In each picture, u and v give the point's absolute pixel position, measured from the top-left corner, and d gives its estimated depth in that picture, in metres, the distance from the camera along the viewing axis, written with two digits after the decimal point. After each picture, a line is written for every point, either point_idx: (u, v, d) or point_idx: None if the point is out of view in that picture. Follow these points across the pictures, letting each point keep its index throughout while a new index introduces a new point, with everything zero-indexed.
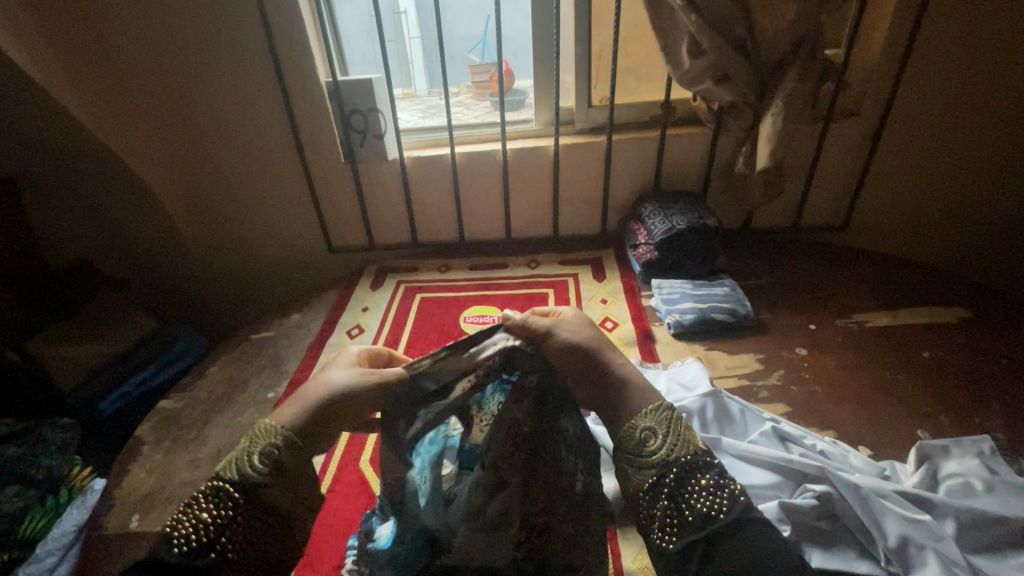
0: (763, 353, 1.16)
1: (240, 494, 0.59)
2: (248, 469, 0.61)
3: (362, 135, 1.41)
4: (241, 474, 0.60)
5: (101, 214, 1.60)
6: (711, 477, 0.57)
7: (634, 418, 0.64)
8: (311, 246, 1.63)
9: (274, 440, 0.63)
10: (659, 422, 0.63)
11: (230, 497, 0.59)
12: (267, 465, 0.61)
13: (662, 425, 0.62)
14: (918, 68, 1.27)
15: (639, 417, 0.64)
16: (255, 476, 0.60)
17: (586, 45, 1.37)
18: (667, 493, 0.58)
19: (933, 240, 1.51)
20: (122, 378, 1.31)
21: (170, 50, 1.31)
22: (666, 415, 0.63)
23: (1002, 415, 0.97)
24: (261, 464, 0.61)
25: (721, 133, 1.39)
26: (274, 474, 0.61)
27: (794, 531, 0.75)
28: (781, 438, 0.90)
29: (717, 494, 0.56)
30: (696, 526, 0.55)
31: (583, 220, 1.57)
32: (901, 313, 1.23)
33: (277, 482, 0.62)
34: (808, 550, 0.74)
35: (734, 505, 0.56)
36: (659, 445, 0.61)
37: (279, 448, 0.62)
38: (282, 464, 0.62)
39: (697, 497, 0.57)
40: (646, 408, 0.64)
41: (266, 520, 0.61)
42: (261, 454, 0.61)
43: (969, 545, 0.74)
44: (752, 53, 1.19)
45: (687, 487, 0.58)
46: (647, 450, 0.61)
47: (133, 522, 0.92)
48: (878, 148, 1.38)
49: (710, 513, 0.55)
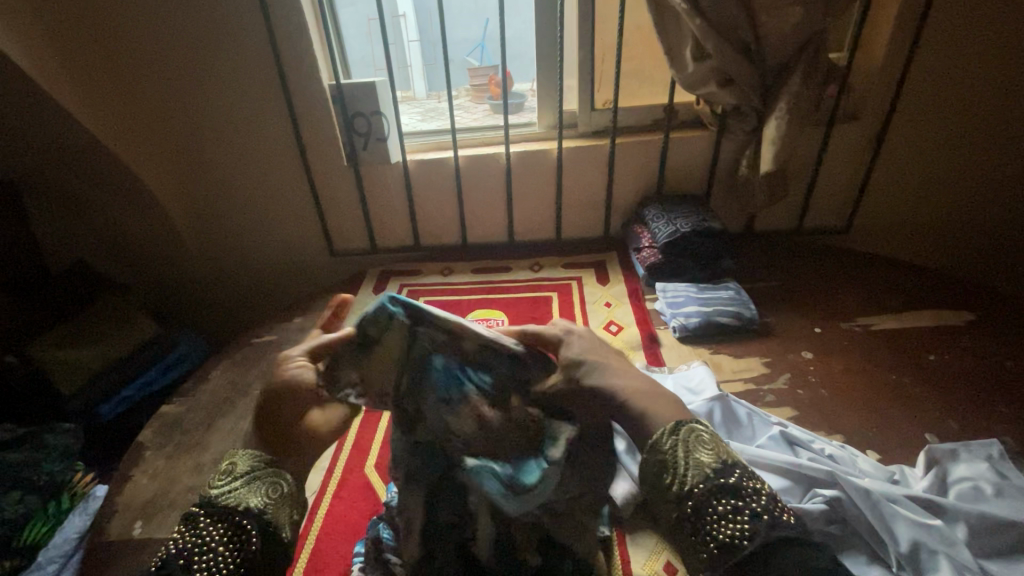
0: (769, 357, 1.15)
1: (205, 511, 0.58)
2: (210, 488, 0.59)
3: (365, 138, 1.40)
4: (206, 497, 0.59)
5: (101, 217, 1.59)
6: (729, 501, 0.53)
7: (648, 444, 0.58)
8: (312, 249, 1.62)
9: (230, 457, 0.62)
10: (671, 450, 0.56)
11: (196, 517, 0.57)
12: (227, 477, 0.60)
13: (674, 452, 0.56)
14: (921, 71, 1.27)
15: (650, 446, 0.58)
16: (219, 490, 0.59)
17: (589, 48, 1.37)
18: (690, 525, 0.54)
19: (934, 243, 1.51)
20: (123, 382, 1.31)
21: (171, 52, 1.31)
22: (677, 438, 0.57)
23: (1009, 419, 0.97)
24: (223, 479, 0.60)
25: (723, 136, 1.39)
26: (239, 478, 0.59)
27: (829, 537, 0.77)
28: (789, 442, 0.90)
29: (735, 519, 0.52)
30: (722, 557, 0.52)
31: (586, 223, 1.56)
32: (906, 317, 1.23)
33: (240, 485, 0.59)
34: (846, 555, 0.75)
35: (756, 531, 0.51)
36: (674, 475, 0.56)
37: (234, 461, 0.61)
38: (238, 469, 0.60)
39: (717, 525, 0.52)
40: (656, 435, 0.58)
41: (249, 525, 0.56)
42: (218, 471, 0.60)
43: (981, 550, 0.74)
44: (756, 57, 1.19)
45: (705, 518, 0.53)
46: (663, 482, 0.56)
47: (136, 528, 0.91)
48: (881, 151, 1.38)
49: (732, 541, 0.51)
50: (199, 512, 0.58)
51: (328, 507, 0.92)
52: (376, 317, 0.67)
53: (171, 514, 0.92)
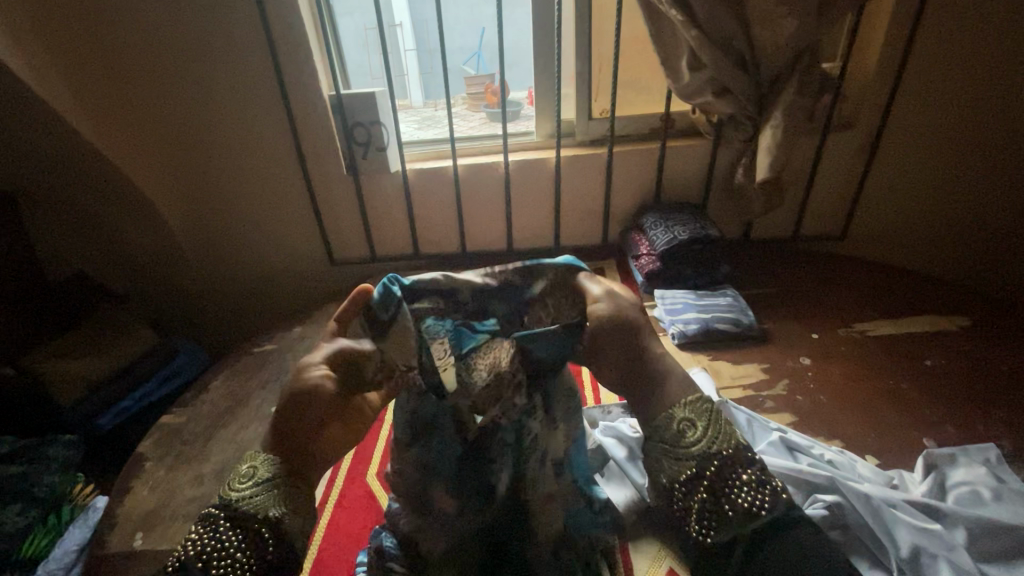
0: (768, 363, 1.16)
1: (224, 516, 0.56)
2: (230, 492, 0.57)
3: (365, 147, 1.41)
4: (227, 500, 0.56)
5: (99, 227, 1.59)
6: (754, 473, 0.55)
7: (670, 407, 0.59)
8: (311, 257, 1.62)
9: (251, 459, 0.58)
10: (699, 413, 0.58)
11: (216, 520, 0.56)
12: (248, 482, 0.57)
13: (701, 418, 0.58)
14: (914, 79, 1.29)
15: (676, 406, 0.59)
16: (239, 495, 0.56)
17: (586, 58, 1.38)
18: (706, 487, 0.56)
19: (929, 246, 1.53)
20: (122, 394, 1.31)
21: (170, 61, 1.31)
22: (706, 408, 0.58)
23: (1006, 423, 0.98)
24: (243, 482, 0.57)
25: (720, 145, 1.41)
26: (259, 485, 0.56)
27: (842, 535, 0.77)
28: (789, 448, 0.91)
29: (760, 490, 0.55)
30: (737, 522, 0.54)
31: (584, 230, 1.57)
32: (903, 322, 1.24)
33: (257, 496, 0.55)
34: (858, 560, 0.75)
35: (776, 503, 0.55)
36: (698, 436, 0.57)
37: (255, 464, 0.57)
38: (258, 478, 0.57)
39: (740, 492, 0.55)
40: (684, 397, 0.59)
41: (267, 536, 0.55)
42: (239, 474, 0.57)
43: (980, 554, 0.74)
44: (751, 67, 1.20)
45: (728, 483, 0.56)
46: (685, 441, 0.57)
47: (137, 539, 0.91)
48: (876, 157, 1.40)
49: (752, 510, 0.54)
50: (221, 514, 0.56)
51: (330, 518, 0.92)
52: (383, 298, 0.65)
53: (173, 525, 0.92)
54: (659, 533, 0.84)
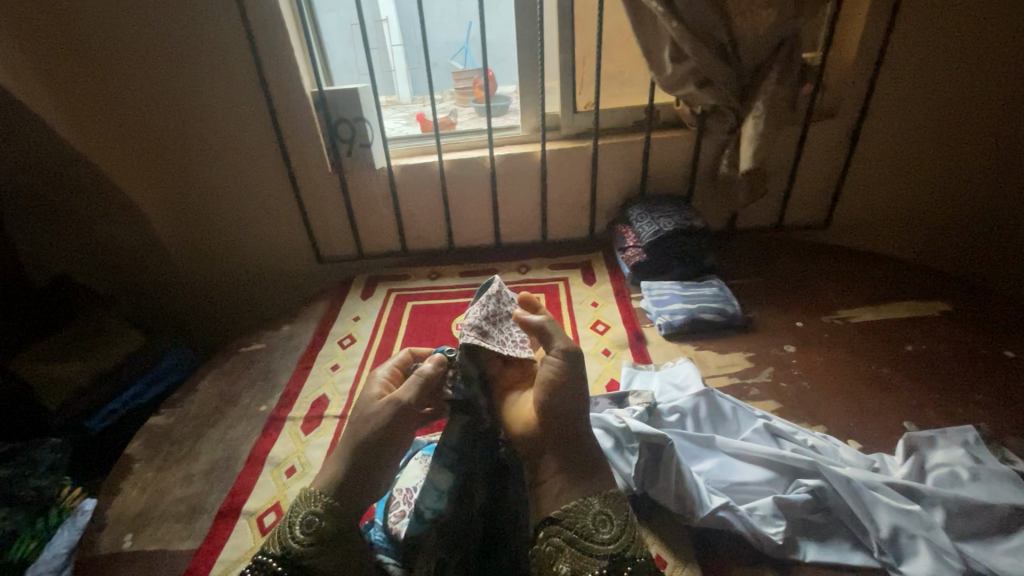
0: (752, 352, 1.17)
1: (282, 566, 0.62)
2: (291, 540, 0.63)
3: (350, 144, 1.40)
4: (285, 547, 0.63)
5: (82, 228, 1.57)
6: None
7: (587, 498, 0.65)
8: (298, 255, 1.61)
9: (314, 507, 0.65)
10: (615, 513, 0.64)
11: (273, 567, 0.62)
12: (311, 535, 0.63)
13: (617, 517, 0.64)
14: (895, 67, 1.30)
15: (595, 497, 0.65)
16: (300, 547, 0.62)
17: (570, 51, 1.38)
18: None
19: (911, 231, 1.54)
20: (110, 396, 1.30)
21: (149, 58, 1.29)
22: (622, 508, 0.65)
23: (984, 405, 1.00)
24: (302, 531, 0.63)
25: (703, 136, 1.42)
26: (315, 538, 0.63)
27: (788, 527, 0.79)
28: (772, 434, 0.92)
29: None
30: None
31: (572, 224, 1.58)
32: (885, 308, 1.26)
33: (320, 550, 0.63)
34: (804, 545, 0.78)
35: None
36: (610, 535, 0.62)
37: (318, 515, 0.64)
38: (322, 531, 0.63)
39: None
40: (605, 493, 0.66)
41: None
42: (299, 524, 0.64)
43: (958, 532, 0.76)
44: (732, 57, 1.21)
45: None
46: (599, 537, 0.62)
47: (126, 541, 0.91)
48: (858, 145, 1.41)
49: None
50: (273, 560, 0.62)
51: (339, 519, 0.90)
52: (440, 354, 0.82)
53: (162, 527, 0.92)
54: (649, 521, 0.83)
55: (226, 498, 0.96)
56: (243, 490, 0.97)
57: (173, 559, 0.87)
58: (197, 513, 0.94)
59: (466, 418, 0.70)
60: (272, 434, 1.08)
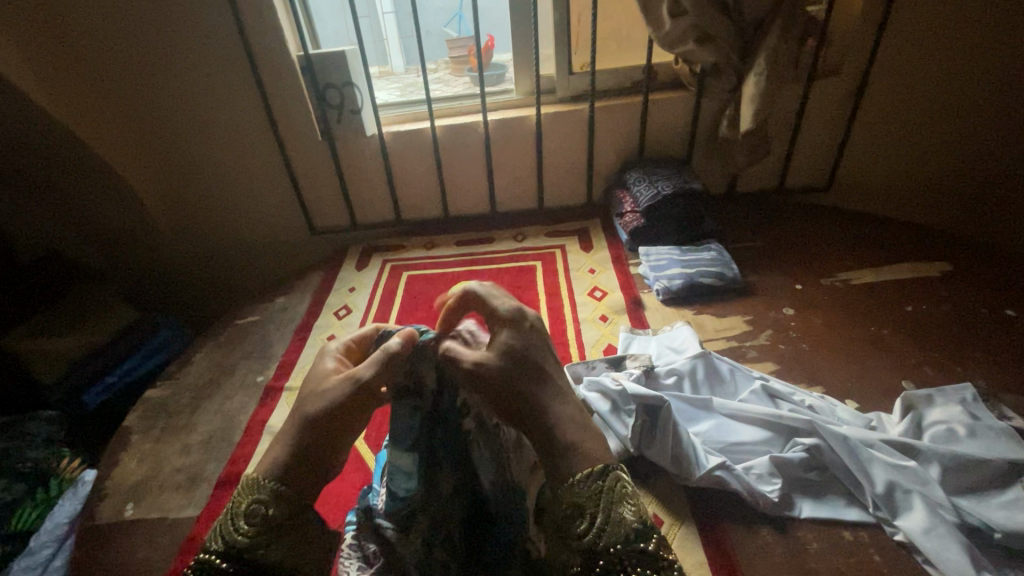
0: (752, 315, 1.16)
1: (229, 563, 0.51)
2: (235, 535, 0.52)
3: (339, 110, 1.36)
4: (229, 542, 0.52)
5: (73, 202, 1.54)
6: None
7: (561, 483, 0.53)
8: (292, 227, 1.59)
9: (258, 495, 0.53)
10: (589, 496, 0.51)
11: (218, 569, 0.50)
12: (258, 525, 0.52)
13: (592, 503, 0.51)
14: (904, 17, 1.25)
15: (568, 484, 0.53)
16: (247, 540, 0.51)
17: (564, 10, 1.33)
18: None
19: (914, 191, 1.51)
20: (106, 370, 1.30)
21: (127, 24, 1.23)
22: (599, 488, 0.52)
23: (984, 362, 0.99)
24: (249, 522, 0.52)
25: (703, 97, 1.38)
26: (265, 527, 0.52)
27: (784, 483, 0.79)
28: (770, 395, 0.92)
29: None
30: None
31: (570, 189, 1.55)
32: (884, 269, 1.25)
33: (274, 539, 0.52)
34: (799, 502, 0.79)
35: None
36: (586, 525, 0.51)
37: (267, 502, 0.53)
38: (274, 520, 0.52)
39: None
40: (579, 473, 0.53)
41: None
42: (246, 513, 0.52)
43: (955, 487, 0.76)
44: (733, 11, 1.16)
45: None
46: (574, 530, 0.51)
47: (127, 510, 0.92)
48: (862, 101, 1.37)
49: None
50: (217, 561, 0.51)
51: (327, 487, 0.91)
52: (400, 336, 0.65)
53: (162, 494, 0.93)
54: (646, 483, 0.84)
55: (224, 467, 0.96)
56: (242, 458, 0.97)
57: (174, 526, 0.88)
58: (196, 482, 0.95)
59: (412, 403, 0.61)
60: (268, 404, 1.08)
